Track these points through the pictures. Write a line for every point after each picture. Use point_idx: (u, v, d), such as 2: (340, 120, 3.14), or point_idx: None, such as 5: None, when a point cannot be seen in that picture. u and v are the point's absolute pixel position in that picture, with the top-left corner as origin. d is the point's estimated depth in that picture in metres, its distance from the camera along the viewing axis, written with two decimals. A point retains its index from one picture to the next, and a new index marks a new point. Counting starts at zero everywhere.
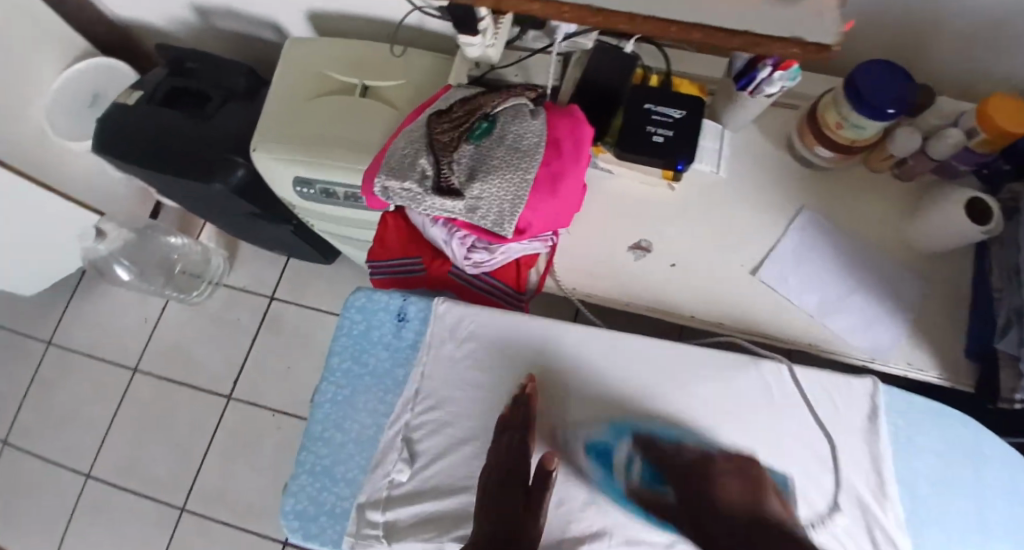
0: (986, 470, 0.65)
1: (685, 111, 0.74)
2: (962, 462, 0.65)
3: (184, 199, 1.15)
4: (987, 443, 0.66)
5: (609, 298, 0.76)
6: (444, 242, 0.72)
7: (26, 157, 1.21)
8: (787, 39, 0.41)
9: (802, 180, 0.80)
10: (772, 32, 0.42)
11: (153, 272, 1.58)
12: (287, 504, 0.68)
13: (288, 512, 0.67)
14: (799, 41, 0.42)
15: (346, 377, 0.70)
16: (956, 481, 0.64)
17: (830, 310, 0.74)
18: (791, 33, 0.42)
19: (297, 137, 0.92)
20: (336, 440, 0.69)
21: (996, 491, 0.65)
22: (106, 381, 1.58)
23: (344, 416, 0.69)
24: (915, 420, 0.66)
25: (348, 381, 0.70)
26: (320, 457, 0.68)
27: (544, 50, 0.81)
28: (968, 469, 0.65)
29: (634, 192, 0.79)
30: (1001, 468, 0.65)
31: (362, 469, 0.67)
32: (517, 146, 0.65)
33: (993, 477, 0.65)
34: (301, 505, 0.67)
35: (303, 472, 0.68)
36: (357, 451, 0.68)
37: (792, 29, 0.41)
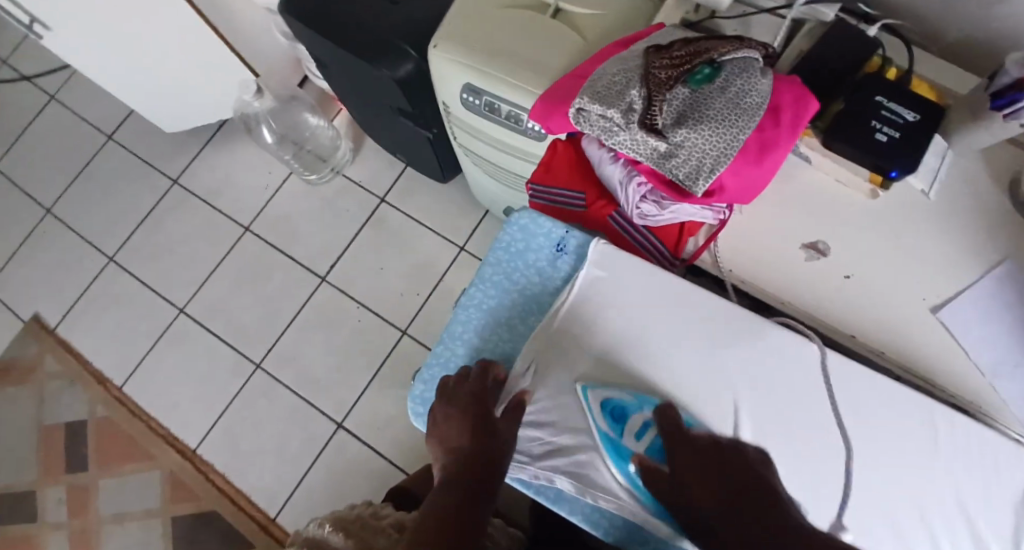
0: None
1: (919, 116, 0.67)
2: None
3: (347, 77, 1.18)
4: None
5: (763, 291, 0.72)
6: (619, 184, 0.68)
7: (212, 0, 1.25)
8: None
9: (1018, 227, 0.70)
10: None
11: (287, 143, 1.63)
12: (417, 386, 0.74)
13: (417, 394, 0.73)
14: None
15: (493, 288, 0.73)
16: None
17: (1008, 375, 0.66)
18: None
19: (480, 42, 0.90)
20: (473, 344, 0.72)
21: None
22: (216, 231, 1.67)
23: (484, 325, 0.72)
24: None
25: (494, 294, 0.72)
26: (455, 355, 0.73)
27: (774, 11, 0.76)
28: None
29: (825, 190, 0.73)
30: None
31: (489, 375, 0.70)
32: (738, 102, 0.60)
33: None
34: (429, 392, 0.73)
35: (437, 361, 0.73)
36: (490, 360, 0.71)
37: None
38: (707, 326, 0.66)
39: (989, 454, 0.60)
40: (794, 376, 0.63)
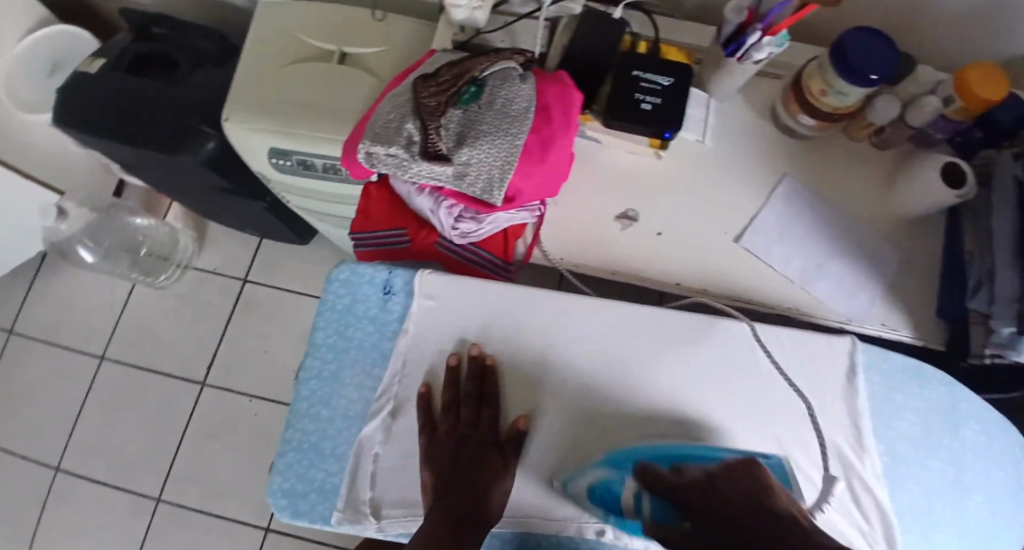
0: (962, 424, 0.63)
1: (673, 79, 0.74)
2: (937, 421, 0.63)
3: (154, 171, 1.11)
4: (963, 399, 0.64)
5: (593, 268, 0.77)
6: (431, 212, 0.69)
7: None
8: None
9: (785, 150, 0.79)
10: None
11: (119, 254, 1.53)
12: (273, 483, 0.60)
13: (275, 491, 0.59)
14: None
15: (332, 352, 0.62)
16: (933, 438, 0.62)
17: (810, 276, 0.74)
18: None
19: (267, 105, 0.86)
20: (326, 417, 0.60)
21: (971, 447, 0.63)
22: (71, 369, 1.51)
23: (331, 392, 0.61)
24: (890, 378, 0.64)
25: (333, 356, 0.62)
26: (308, 433, 0.61)
27: (532, 15, 0.78)
28: (943, 425, 0.63)
29: (622, 163, 0.79)
30: (975, 424, 0.64)
31: (351, 444, 0.60)
32: (506, 111, 0.64)
33: (968, 432, 0.63)
34: (289, 483, 0.59)
35: (289, 450, 0.61)
36: (347, 427, 0.60)
37: None
38: (566, 317, 0.64)
39: (812, 361, 0.64)
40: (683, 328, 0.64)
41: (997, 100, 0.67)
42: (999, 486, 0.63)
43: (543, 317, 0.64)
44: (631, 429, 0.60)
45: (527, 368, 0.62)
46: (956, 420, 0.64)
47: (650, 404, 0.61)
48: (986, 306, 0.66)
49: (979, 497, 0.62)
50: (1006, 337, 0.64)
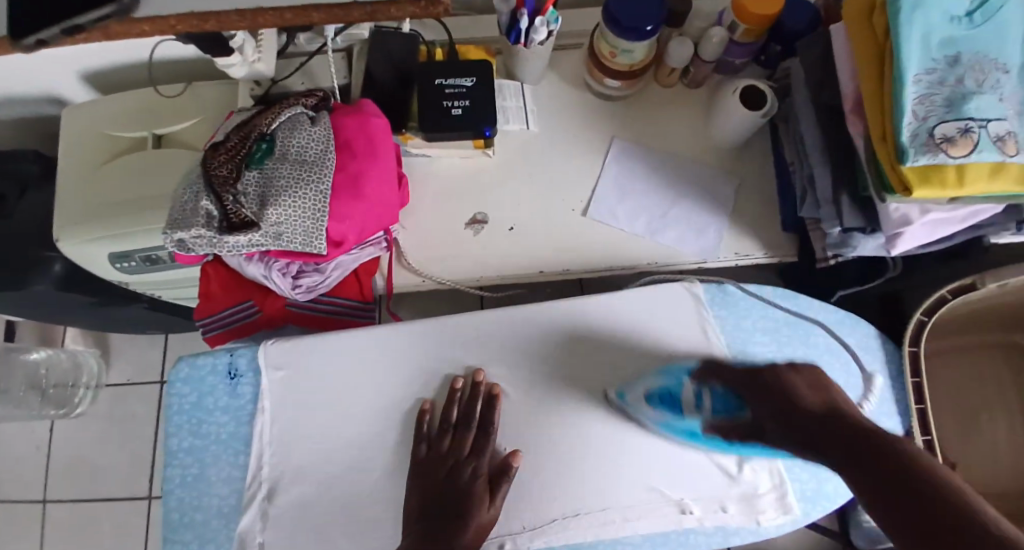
0: (812, 331, 0.66)
1: (475, 79, 0.73)
2: (791, 335, 0.66)
3: (18, 307, 1.05)
4: (807, 306, 0.67)
5: (455, 280, 0.75)
6: (265, 277, 0.67)
7: None
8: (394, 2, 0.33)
9: (604, 114, 0.80)
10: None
11: (25, 396, 1.44)
12: None
13: None
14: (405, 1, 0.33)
15: (191, 454, 0.60)
16: (786, 352, 0.65)
17: (658, 226, 0.76)
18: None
19: (90, 210, 0.81)
20: (199, 521, 0.59)
21: (823, 349, 0.66)
22: (6, 526, 1.40)
23: (199, 494, 0.59)
24: (734, 307, 0.66)
25: (194, 458, 0.60)
26: (186, 544, 0.58)
27: (321, 50, 0.77)
28: (794, 336, 0.66)
29: (456, 169, 0.79)
30: (824, 326, 0.67)
31: (231, 540, 0.58)
32: (302, 160, 0.62)
33: (819, 335, 0.66)
34: None
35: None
36: (224, 524, 0.59)
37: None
38: (487, 338, 0.64)
39: (670, 318, 0.65)
40: (625, 309, 0.65)
41: (771, 14, 0.67)
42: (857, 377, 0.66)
43: (412, 355, 0.63)
44: (562, 425, 0.60)
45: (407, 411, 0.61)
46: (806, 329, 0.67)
47: (579, 395, 0.62)
48: (815, 211, 0.65)
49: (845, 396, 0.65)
50: (839, 237, 0.64)
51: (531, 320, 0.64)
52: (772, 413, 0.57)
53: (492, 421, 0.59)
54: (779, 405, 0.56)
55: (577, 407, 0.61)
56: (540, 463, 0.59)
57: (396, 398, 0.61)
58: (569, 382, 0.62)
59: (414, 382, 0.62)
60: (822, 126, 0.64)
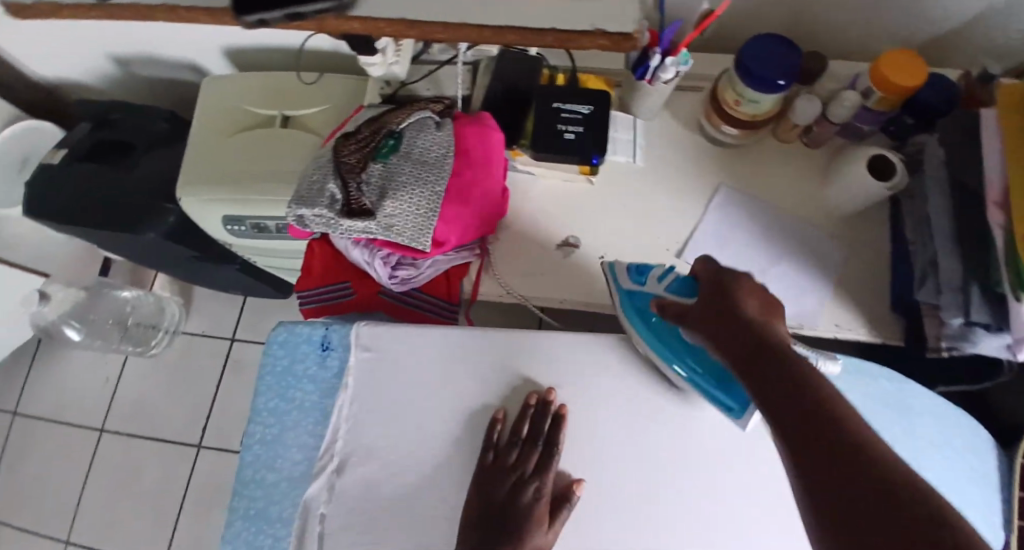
0: (914, 420, 0.63)
1: (592, 106, 0.75)
2: (888, 419, 0.63)
3: (125, 249, 1.14)
4: (912, 393, 0.64)
5: (540, 298, 0.76)
6: (368, 264, 0.71)
7: None
8: (586, 32, 0.38)
9: (715, 160, 0.80)
10: (570, 27, 0.38)
11: (108, 329, 1.53)
12: None
13: None
14: (598, 32, 0.38)
15: (273, 416, 0.64)
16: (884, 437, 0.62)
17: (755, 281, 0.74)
18: (592, 25, 0.38)
19: (216, 174, 0.88)
20: (270, 481, 0.62)
21: (924, 442, 0.63)
22: (69, 445, 1.51)
23: (275, 454, 0.62)
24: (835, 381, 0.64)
25: (275, 419, 0.63)
26: (254, 500, 0.62)
27: (451, 60, 0.81)
28: (894, 422, 0.63)
29: (558, 190, 0.80)
30: (929, 418, 0.64)
31: (297, 506, 0.61)
32: (424, 161, 0.66)
33: (921, 426, 0.63)
34: None
35: (237, 519, 0.62)
36: (291, 488, 0.61)
37: (591, 22, 0.38)
38: (570, 361, 0.64)
39: None
40: None
41: (910, 86, 0.66)
42: (960, 480, 0.62)
43: (492, 365, 0.64)
44: (631, 462, 0.60)
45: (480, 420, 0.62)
46: (909, 418, 0.64)
47: (656, 436, 0.61)
48: (934, 297, 0.63)
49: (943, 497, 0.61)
50: (958, 329, 0.62)
51: (615, 350, 0.64)
52: (716, 330, 0.52)
53: (557, 442, 0.59)
54: (722, 321, 0.52)
55: (644, 447, 0.61)
56: (600, 497, 0.59)
57: (471, 401, 0.62)
58: (642, 420, 0.62)
59: (489, 389, 0.63)
60: (956, 208, 0.62)
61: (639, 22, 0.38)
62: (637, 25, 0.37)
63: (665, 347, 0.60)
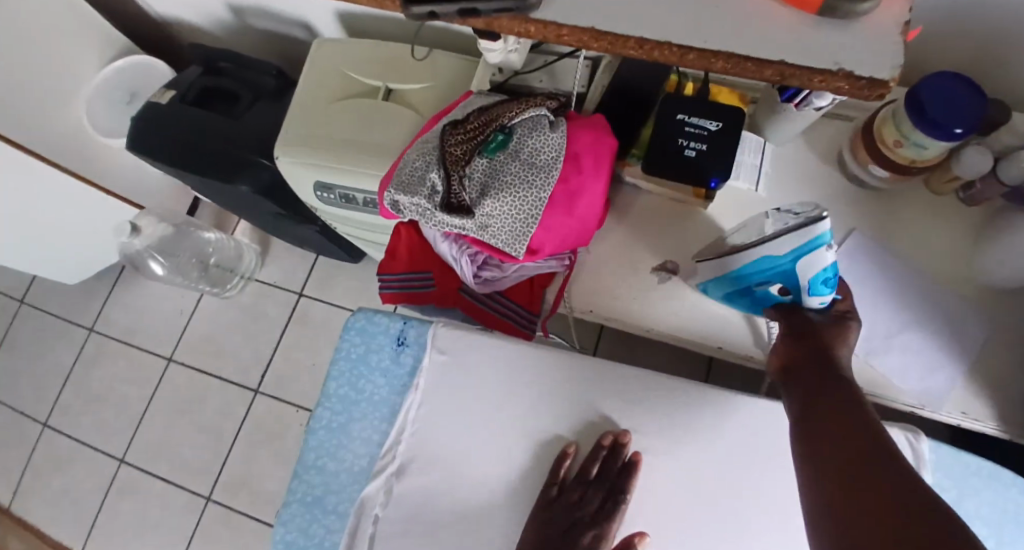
0: None
1: (721, 124, 0.67)
2: (1018, 536, 0.59)
3: (217, 197, 1.17)
4: None
5: (629, 323, 0.71)
6: (454, 259, 0.68)
7: (75, 156, 1.21)
8: (829, 71, 0.32)
9: (849, 202, 0.71)
10: (805, 61, 0.32)
11: (188, 266, 1.56)
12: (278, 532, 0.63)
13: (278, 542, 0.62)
14: (845, 74, 0.32)
15: (341, 404, 0.64)
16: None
17: (876, 348, 0.66)
18: (836, 63, 0.32)
19: (314, 139, 0.87)
20: (330, 469, 0.63)
21: None
22: (139, 368, 1.59)
23: (338, 444, 0.63)
24: (962, 482, 0.60)
25: (343, 408, 0.64)
26: (313, 486, 0.63)
27: (572, 54, 0.75)
28: (1020, 539, 0.59)
29: (664, 209, 0.73)
30: None
31: (354, 501, 0.61)
32: (533, 162, 0.61)
33: None
34: (291, 536, 0.62)
35: (294, 502, 0.63)
36: (351, 481, 0.62)
37: (835, 58, 0.32)
38: (650, 404, 0.61)
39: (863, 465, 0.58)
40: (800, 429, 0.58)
41: None
42: None
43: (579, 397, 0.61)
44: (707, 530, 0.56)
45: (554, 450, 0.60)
46: None
47: (739, 507, 0.57)
48: None
49: None
50: None
51: (702, 403, 0.60)
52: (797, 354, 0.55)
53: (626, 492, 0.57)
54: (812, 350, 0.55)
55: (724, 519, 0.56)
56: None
57: (543, 425, 0.60)
58: (725, 485, 0.57)
59: (563, 416, 0.60)
60: None
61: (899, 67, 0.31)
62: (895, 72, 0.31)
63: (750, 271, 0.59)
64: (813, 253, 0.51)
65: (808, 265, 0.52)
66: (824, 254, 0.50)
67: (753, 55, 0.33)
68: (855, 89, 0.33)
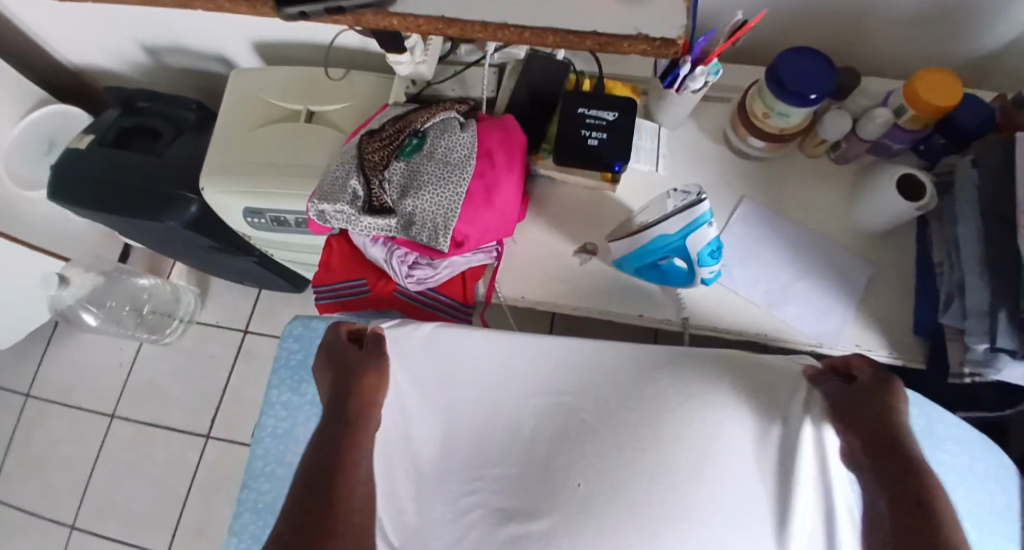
0: (938, 446, 0.66)
1: (617, 112, 0.73)
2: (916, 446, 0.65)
3: (147, 237, 1.16)
4: (938, 418, 0.66)
5: (558, 304, 0.76)
6: (385, 261, 0.71)
7: None
8: (633, 35, 0.42)
9: (741, 172, 0.79)
10: (615, 30, 0.42)
11: (123, 315, 1.51)
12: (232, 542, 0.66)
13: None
14: (644, 37, 0.42)
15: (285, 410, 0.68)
16: None
17: (776, 298, 0.74)
18: (637, 29, 0.42)
19: (239, 166, 0.88)
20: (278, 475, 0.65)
21: (949, 468, 0.65)
22: (80, 427, 1.52)
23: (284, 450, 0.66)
24: None
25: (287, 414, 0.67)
26: (262, 494, 0.66)
27: (478, 62, 0.81)
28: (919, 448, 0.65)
29: (578, 197, 0.79)
30: (953, 443, 0.66)
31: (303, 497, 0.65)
32: (447, 161, 0.66)
33: (945, 452, 0.66)
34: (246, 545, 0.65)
35: (247, 510, 0.66)
36: None
37: (636, 25, 0.42)
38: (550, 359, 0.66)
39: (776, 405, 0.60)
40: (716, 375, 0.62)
41: (945, 106, 0.65)
42: (982, 506, 0.65)
43: (527, 370, 0.65)
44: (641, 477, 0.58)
45: (499, 419, 0.63)
46: (932, 444, 0.66)
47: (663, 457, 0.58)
48: (959, 321, 0.63)
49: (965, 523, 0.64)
50: (984, 354, 0.62)
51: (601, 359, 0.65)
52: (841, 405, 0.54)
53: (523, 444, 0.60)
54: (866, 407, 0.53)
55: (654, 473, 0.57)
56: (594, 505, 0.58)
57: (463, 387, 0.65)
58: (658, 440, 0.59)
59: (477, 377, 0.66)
60: (988, 234, 0.62)
61: (684, 27, 0.42)
62: (682, 31, 0.42)
63: (648, 254, 0.66)
64: (698, 229, 0.61)
65: (696, 239, 0.62)
66: (706, 231, 0.61)
67: (573, 28, 0.42)
68: (657, 50, 0.43)
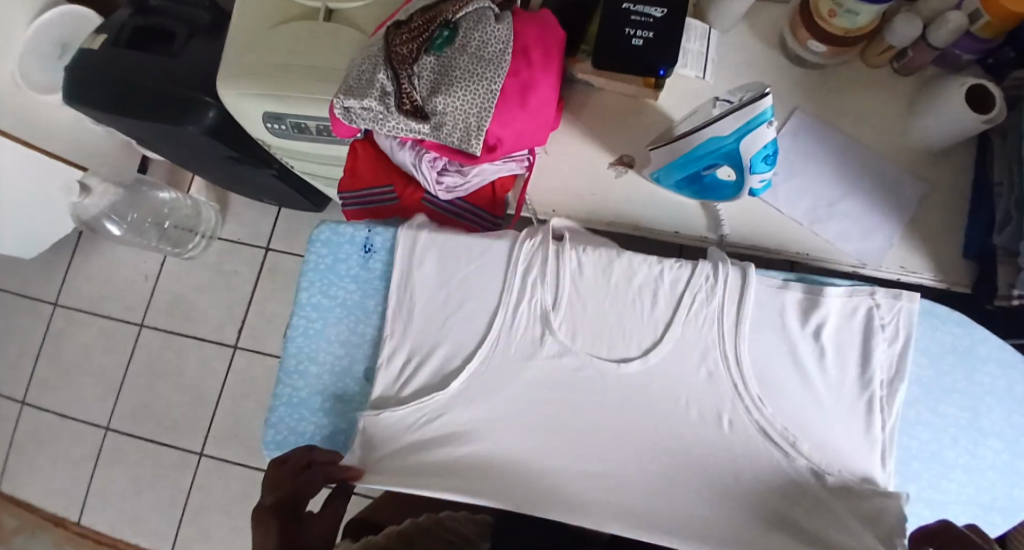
0: (978, 367, 0.66)
1: (667, 8, 0.64)
2: (952, 364, 0.66)
3: (164, 143, 1.14)
4: (981, 339, 0.66)
5: (591, 221, 0.74)
6: (414, 166, 0.70)
7: (11, 115, 1.15)
8: None
9: (794, 82, 0.73)
10: None
11: (146, 227, 1.52)
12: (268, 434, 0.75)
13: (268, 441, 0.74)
14: None
15: (316, 310, 0.75)
16: (944, 381, 0.66)
17: (819, 217, 0.70)
18: None
19: (258, 68, 0.84)
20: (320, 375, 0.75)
21: (988, 390, 0.66)
22: (112, 336, 1.57)
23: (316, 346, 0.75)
24: None
25: (318, 315, 0.75)
26: (297, 389, 0.75)
27: None
28: (957, 367, 0.66)
29: (617, 104, 0.74)
30: (994, 365, 0.66)
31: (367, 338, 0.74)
32: (481, 55, 0.62)
33: (985, 374, 0.66)
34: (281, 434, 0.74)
35: (282, 404, 0.75)
36: (332, 380, 0.74)
37: None
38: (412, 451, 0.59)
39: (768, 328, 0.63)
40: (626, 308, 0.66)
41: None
42: (1020, 429, 0.66)
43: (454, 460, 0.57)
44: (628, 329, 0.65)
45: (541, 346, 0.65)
46: (972, 365, 0.66)
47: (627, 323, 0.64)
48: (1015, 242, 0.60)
49: (995, 444, 0.65)
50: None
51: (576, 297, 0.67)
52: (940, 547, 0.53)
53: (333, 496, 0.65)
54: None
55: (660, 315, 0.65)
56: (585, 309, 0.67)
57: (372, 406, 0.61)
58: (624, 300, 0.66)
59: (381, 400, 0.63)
60: None
61: None
62: None
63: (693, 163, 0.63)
64: (756, 130, 0.56)
65: (752, 142, 0.57)
66: (764, 131, 0.56)
67: None
68: None
